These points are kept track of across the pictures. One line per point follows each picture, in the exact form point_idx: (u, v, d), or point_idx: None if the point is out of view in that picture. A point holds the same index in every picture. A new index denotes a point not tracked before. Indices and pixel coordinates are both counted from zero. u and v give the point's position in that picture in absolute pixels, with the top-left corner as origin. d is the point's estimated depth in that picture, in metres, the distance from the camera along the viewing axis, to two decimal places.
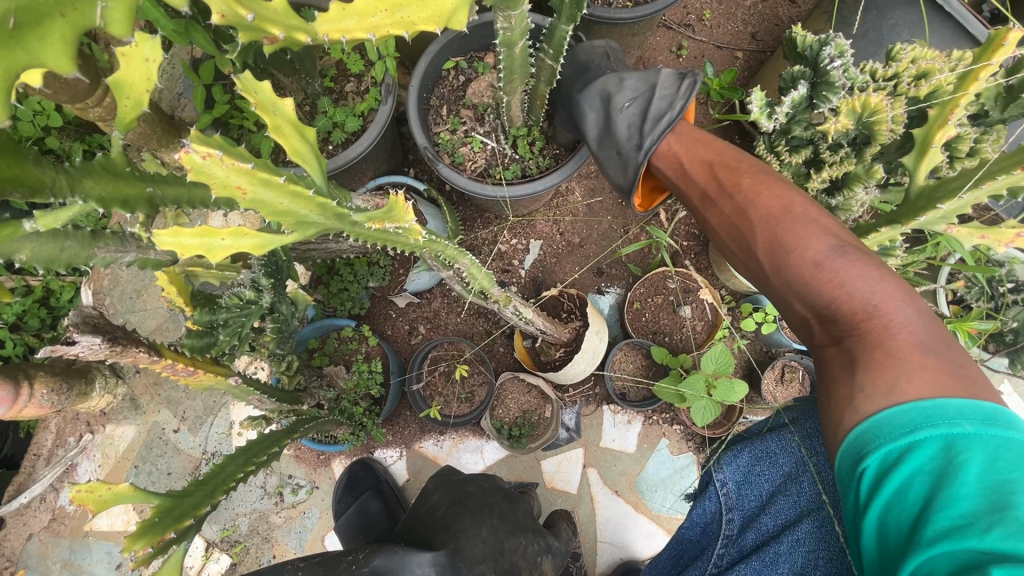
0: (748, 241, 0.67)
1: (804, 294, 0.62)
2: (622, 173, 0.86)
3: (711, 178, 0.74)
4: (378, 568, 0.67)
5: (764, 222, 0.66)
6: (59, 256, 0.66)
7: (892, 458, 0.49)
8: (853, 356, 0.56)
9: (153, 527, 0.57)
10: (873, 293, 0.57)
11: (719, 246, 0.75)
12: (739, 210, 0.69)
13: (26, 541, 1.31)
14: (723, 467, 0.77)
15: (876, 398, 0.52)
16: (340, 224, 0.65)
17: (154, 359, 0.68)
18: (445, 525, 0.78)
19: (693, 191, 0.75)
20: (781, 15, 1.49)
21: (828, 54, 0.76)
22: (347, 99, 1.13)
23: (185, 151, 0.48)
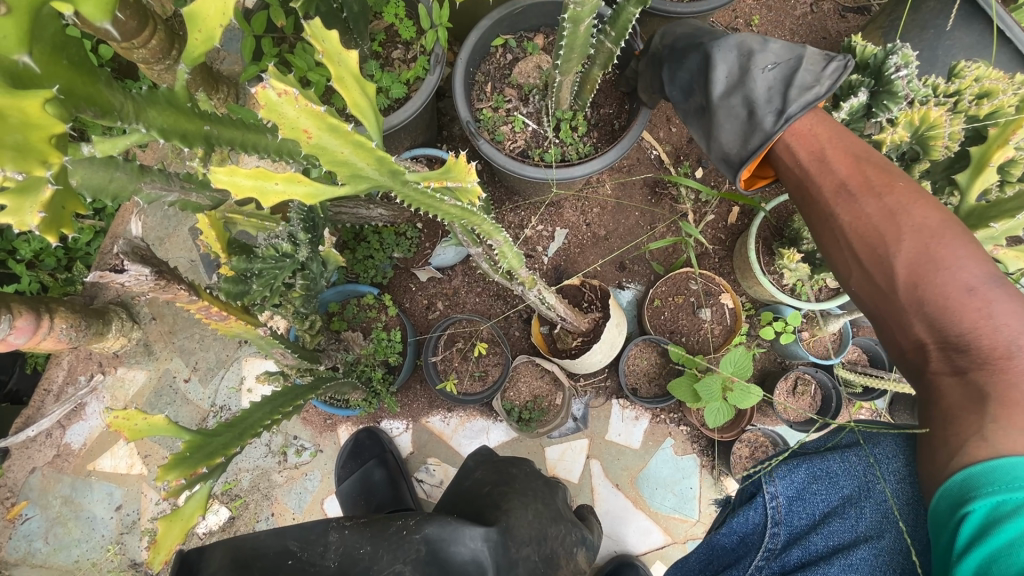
0: (890, 244, 0.59)
1: (934, 319, 0.55)
2: (740, 142, 0.75)
3: (845, 176, 0.65)
4: (429, 537, 0.68)
5: (915, 233, 0.58)
6: (107, 185, 0.66)
7: (1005, 508, 0.45)
8: (983, 390, 0.50)
9: (185, 461, 0.58)
10: (1019, 333, 0.51)
11: (836, 245, 0.65)
12: (885, 213, 0.60)
13: (29, 475, 1.31)
14: (776, 477, 0.69)
15: (1011, 432, 0.47)
16: (393, 182, 0.65)
17: (192, 299, 0.69)
18: (495, 503, 0.79)
19: (828, 182, 0.66)
20: (829, 29, 1.48)
21: (894, 63, 0.76)
22: (393, 66, 1.12)
23: (262, 86, 0.48)
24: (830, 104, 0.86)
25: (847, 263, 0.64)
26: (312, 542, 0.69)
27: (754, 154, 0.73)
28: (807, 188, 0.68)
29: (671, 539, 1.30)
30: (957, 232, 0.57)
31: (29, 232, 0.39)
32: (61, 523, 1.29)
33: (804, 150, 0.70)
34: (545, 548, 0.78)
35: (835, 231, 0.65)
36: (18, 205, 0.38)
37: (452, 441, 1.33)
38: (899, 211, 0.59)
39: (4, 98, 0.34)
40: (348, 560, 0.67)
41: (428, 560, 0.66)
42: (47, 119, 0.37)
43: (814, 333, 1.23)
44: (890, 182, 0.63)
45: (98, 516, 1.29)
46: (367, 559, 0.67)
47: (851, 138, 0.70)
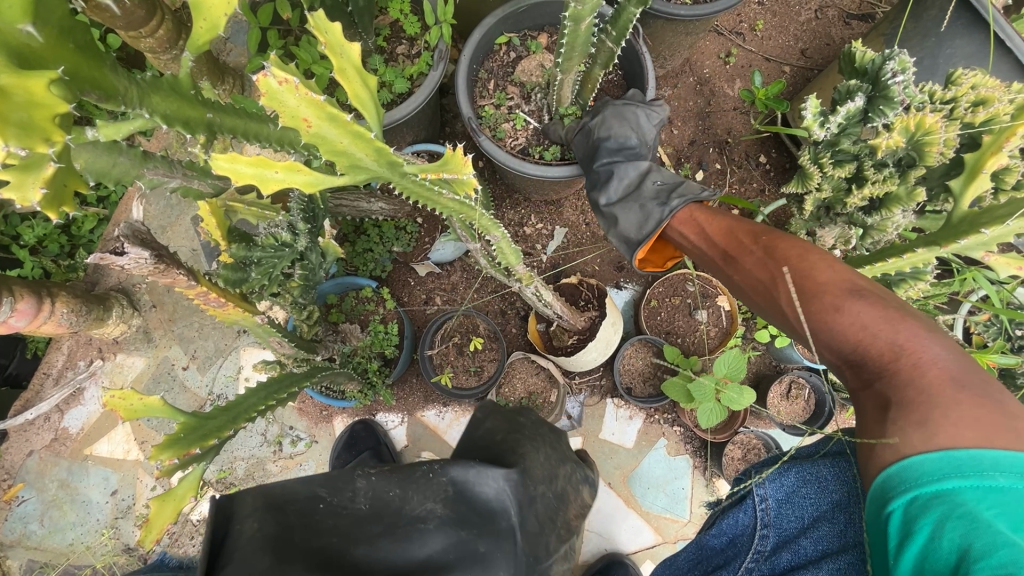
0: (771, 293, 0.65)
1: (827, 343, 0.58)
2: (637, 227, 0.87)
3: (725, 242, 0.74)
4: (456, 478, 0.63)
5: (785, 275, 0.63)
6: (110, 171, 0.67)
7: (919, 504, 0.45)
8: (886, 397, 0.51)
9: (178, 442, 0.59)
10: (895, 332, 0.53)
11: (749, 302, 0.71)
12: (763, 266, 0.67)
13: (26, 457, 1.32)
14: (765, 481, 0.66)
15: (907, 429, 0.47)
16: (390, 173, 0.66)
17: (191, 284, 0.70)
18: (510, 448, 0.71)
19: (716, 254, 0.75)
20: (833, 35, 1.49)
21: (891, 68, 0.77)
22: (397, 61, 1.13)
23: (263, 74, 0.49)
24: (829, 108, 0.88)
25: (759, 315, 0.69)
26: (340, 488, 0.61)
27: (644, 239, 0.84)
28: (707, 261, 0.76)
29: (661, 538, 1.31)
30: (819, 260, 0.62)
31: (32, 207, 0.41)
32: (57, 506, 1.30)
33: (691, 232, 0.80)
34: (557, 484, 0.73)
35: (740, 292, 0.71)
36: (21, 181, 0.40)
37: (446, 435, 1.34)
38: (770, 261, 0.66)
39: (8, 76, 0.36)
40: (379, 502, 0.61)
41: (456, 498, 0.62)
42: (50, 98, 0.38)
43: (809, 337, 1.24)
44: (758, 237, 0.70)
45: (93, 500, 1.30)
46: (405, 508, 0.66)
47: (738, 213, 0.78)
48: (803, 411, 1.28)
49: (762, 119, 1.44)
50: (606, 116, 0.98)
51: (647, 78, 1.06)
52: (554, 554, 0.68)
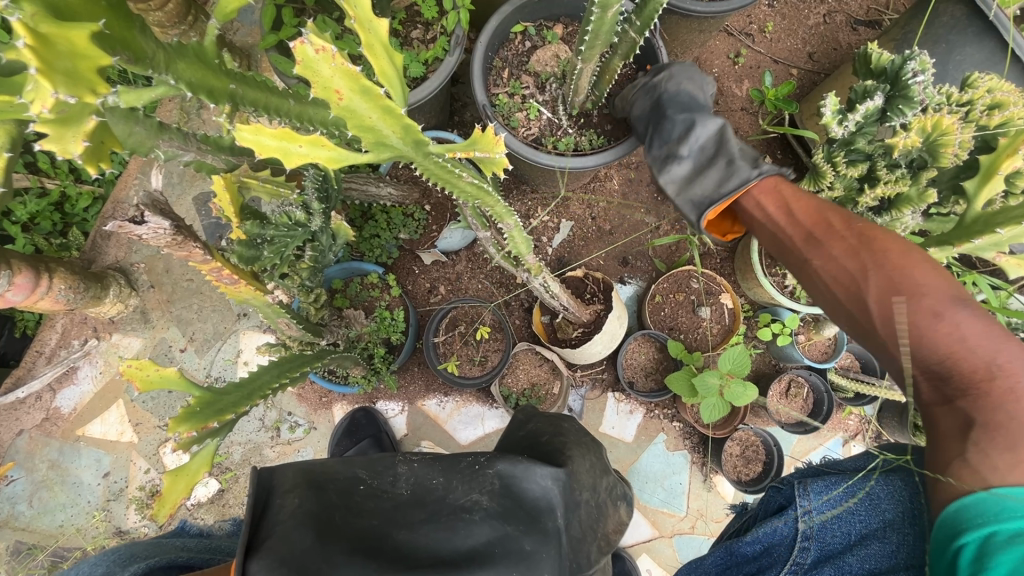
0: (863, 284, 0.59)
1: (914, 350, 0.54)
2: (717, 185, 0.81)
3: (808, 222, 0.67)
4: (502, 472, 0.66)
5: (878, 265, 0.58)
6: (126, 139, 0.66)
7: (995, 540, 0.44)
8: (972, 420, 0.49)
9: (195, 415, 0.58)
10: (994, 350, 0.51)
11: (814, 290, 0.65)
12: (854, 255, 0.61)
13: (16, 437, 1.29)
14: (810, 492, 0.64)
15: (992, 454, 0.47)
16: (414, 152, 0.65)
17: (206, 258, 0.69)
18: (558, 450, 0.74)
19: (796, 232, 0.68)
20: (841, 40, 1.50)
21: (912, 68, 0.77)
22: (412, 45, 1.12)
23: (300, 41, 0.48)
24: (844, 107, 0.88)
25: (828, 306, 0.64)
26: (381, 472, 0.68)
27: (729, 194, 0.78)
28: (778, 238, 0.71)
29: (658, 532, 1.32)
30: (921, 259, 0.57)
31: (74, 158, 0.45)
32: (48, 487, 1.28)
33: (765, 205, 0.74)
34: (599, 493, 0.75)
35: (813, 277, 0.65)
36: (61, 134, 0.43)
37: (447, 425, 1.34)
38: (866, 249, 0.60)
39: (50, 25, 0.35)
40: (421, 489, 0.66)
41: (502, 493, 0.65)
42: (94, 50, 0.38)
43: (810, 337, 1.26)
44: (850, 222, 0.64)
45: (85, 482, 1.28)
46: (440, 488, 0.66)
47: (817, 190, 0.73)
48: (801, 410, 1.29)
49: (769, 120, 1.45)
50: (676, 73, 0.96)
51: (662, 72, 1.06)
52: (596, 565, 0.71)
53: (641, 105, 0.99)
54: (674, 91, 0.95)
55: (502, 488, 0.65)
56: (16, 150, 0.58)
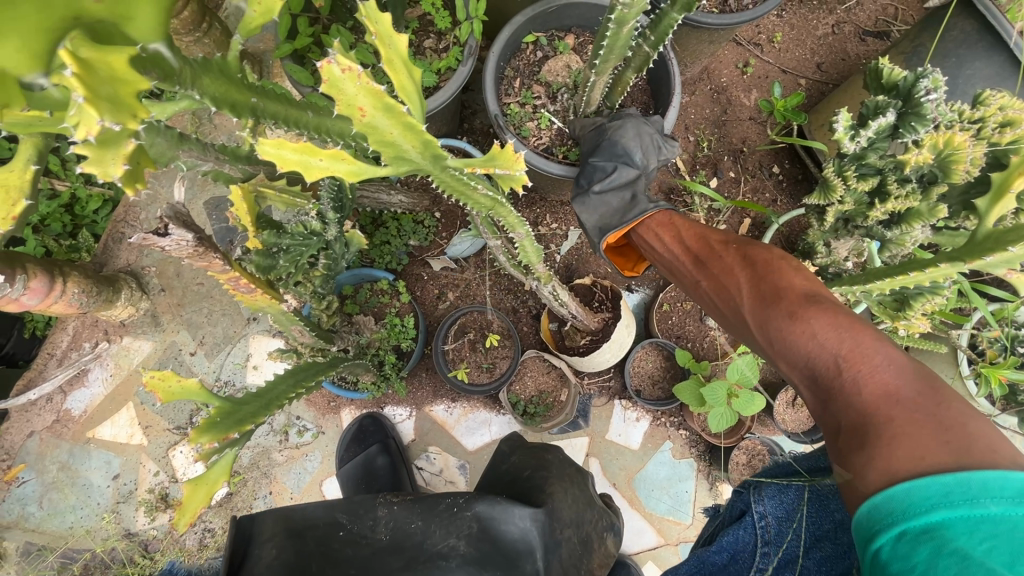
0: (739, 301, 0.71)
1: (783, 353, 0.64)
2: (618, 217, 0.94)
3: (697, 251, 0.81)
4: (480, 514, 0.75)
5: (757, 285, 0.70)
6: (147, 151, 0.67)
7: (906, 537, 0.44)
8: (838, 422, 0.55)
9: (216, 426, 0.58)
10: (841, 344, 0.58)
11: (718, 309, 0.77)
12: (734, 277, 0.73)
13: (26, 438, 1.30)
14: (764, 496, 0.66)
15: (853, 453, 0.51)
16: (433, 166, 0.67)
17: (224, 269, 0.69)
18: (538, 487, 0.83)
19: (689, 263, 0.81)
20: (849, 51, 1.51)
21: (924, 86, 0.78)
22: (425, 54, 1.13)
23: (327, 61, 0.49)
24: (855, 121, 0.89)
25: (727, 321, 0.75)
26: (361, 517, 0.77)
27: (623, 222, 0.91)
28: (679, 271, 0.84)
29: (663, 540, 1.32)
30: (790, 279, 0.68)
31: (112, 182, 0.44)
32: (58, 489, 1.28)
33: (663, 237, 0.88)
34: (580, 537, 0.82)
35: (715, 299, 0.77)
36: (101, 157, 0.43)
37: (454, 431, 1.34)
38: (743, 266, 0.73)
39: (89, 51, 0.37)
40: (399, 533, 0.75)
41: (479, 536, 0.74)
42: (130, 74, 0.39)
43: None
44: (728, 246, 0.78)
45: (95, 484, 1.29)
46: (419, 533, 0.75)
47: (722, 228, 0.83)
48: (807, 420, 1.29)
49: (777, 130, 1.46)
50: (626, 124, 0.98)
51: (673, 83, 1.07)
52: None
53: (589, 141, 1.02)
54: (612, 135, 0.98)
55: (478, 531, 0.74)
56: (42, 163, 0.59)
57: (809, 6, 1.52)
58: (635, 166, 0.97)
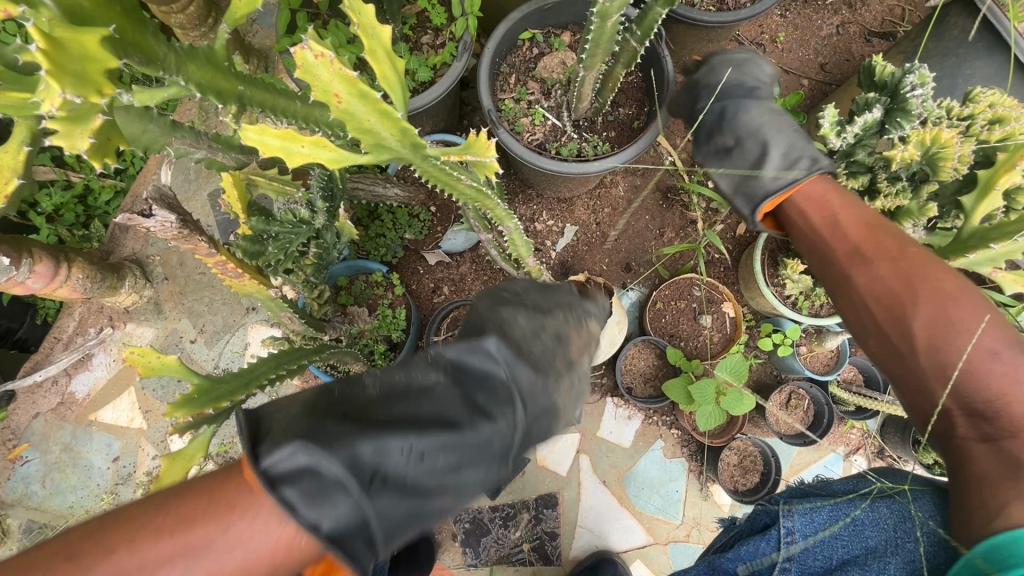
0: (910, 312, 0.58)
1: (959, 387, 0.54)
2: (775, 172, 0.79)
3: (857, 238, 0.66)
4: (446, 351, 0.57)
5: (932, 294, 0.58)
6: (140, 135, 0.70)
7: None
8: (1016, 460, 0.49)
9: (192, 401, 0.60)
10: None
11: (849, 307, 0.64)
12: (897, 275, 0.60)
13: (32, 419, 1.34)
14: (795, 513, 0.66)
15: None
16: (412, 155, 0.68)
17: (210, 252, 0.71)
18: (487, 310, 0.63)
19: (842, 247, 0.66)
20: (853, 52, 1.50)
21: (910, 82, 0.77)
22: (421, 50, 1.14)
23: (300, 47, 0.51)
24: (846, 118, 0.88)
25: (860, 322, 0.63)
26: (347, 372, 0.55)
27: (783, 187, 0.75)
28: (822, 249, 0.68)
29: (653, 539, 1.32)
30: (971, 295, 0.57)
31: (80, 152, 0.53)
32: (60, 469, 1.32)
33: (816, 214, 0.72)
34: (548, 332, 0.62)
35: (850, 294, 0.64)
36: (71, 132, 0.51)
37: None
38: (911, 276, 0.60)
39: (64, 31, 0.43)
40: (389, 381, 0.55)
41: (453, 365, 0.57)
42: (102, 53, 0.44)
43: (812, 348, 1.25)
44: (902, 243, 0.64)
45: (95, 465, 1.32)
46: (405, 378, 0.55)
47: (865, 206, 0.71)
48: (801, 422, 1.28)
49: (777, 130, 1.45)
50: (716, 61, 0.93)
51: (668, 80, 1.06)
52: (565, 389, 0.60)
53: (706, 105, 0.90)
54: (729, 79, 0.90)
55: (428, 362, 0.56)
56: (34, 145, 0.62)
57: (813, 6, 1.51)
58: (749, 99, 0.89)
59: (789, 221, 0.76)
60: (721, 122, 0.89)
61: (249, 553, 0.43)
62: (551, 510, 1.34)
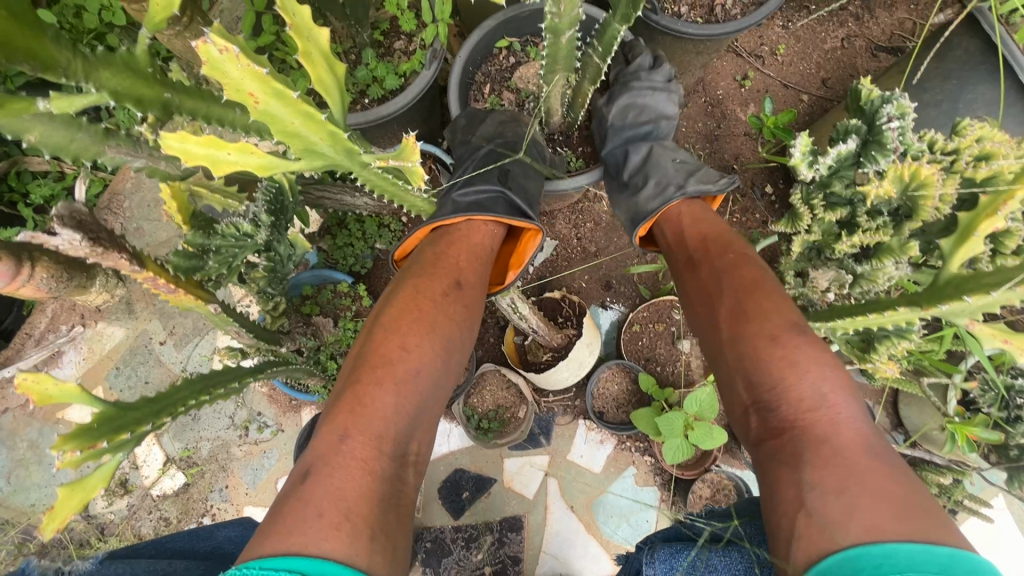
0: (716, 312, 0.78)
1: (751, 378, 0.69)
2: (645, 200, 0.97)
3: (693, 250, 0.87)
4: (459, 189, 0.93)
5: (744, 298, 0.75)
6: (67, 145, 0.67)
7: None
8: (798, 452, 0.60)
9: (89, 432, 0.57)
10: (818, 385, 0.64)
11: (690, 312, 0.84)
12: (713, 279, 0.81)
13: (1, 414, 1.34)
14: (657, 561, 0.75)
15: (829, 502, 0.54)
16: (347, 160, 0.67)
17: (134, 268, 0.68)
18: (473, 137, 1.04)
19: (682, 256, 0.89)
20: (858, 67, 1.42)
21: (888, 113, 0.74)
22: (393, 56, 1.10)
23: (203, 41, 0.47)
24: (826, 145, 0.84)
25: (696, 321, 0.82)
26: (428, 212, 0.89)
27: (655, 210, 0.94)
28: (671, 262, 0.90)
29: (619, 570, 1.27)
30: (774, 296, 0.75)
31: None
32: (24, 466, 1.32)
33: (673, 233, 0.93)
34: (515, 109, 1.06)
35: (687, 294, 0.85)
36: None
37: None
38: (728, 274, 0.80)
39: None
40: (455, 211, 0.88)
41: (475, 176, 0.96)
42: None
43: None
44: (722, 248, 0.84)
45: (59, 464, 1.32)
46: (465, 204, 0.90)
47: (712, 218, 0.92)
48: None
49: (771, 148, 1.38)
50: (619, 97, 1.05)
51: (629, 89, 1.04)
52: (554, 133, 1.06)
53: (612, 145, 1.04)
54: (628, 120, 1.04)
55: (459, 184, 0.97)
56: None
57: (818, 17, 1.43)
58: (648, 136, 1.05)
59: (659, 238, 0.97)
60: (626, 150, 1.03)
61: (477, 247, 0.87)
62: (515, 533, 1.30)
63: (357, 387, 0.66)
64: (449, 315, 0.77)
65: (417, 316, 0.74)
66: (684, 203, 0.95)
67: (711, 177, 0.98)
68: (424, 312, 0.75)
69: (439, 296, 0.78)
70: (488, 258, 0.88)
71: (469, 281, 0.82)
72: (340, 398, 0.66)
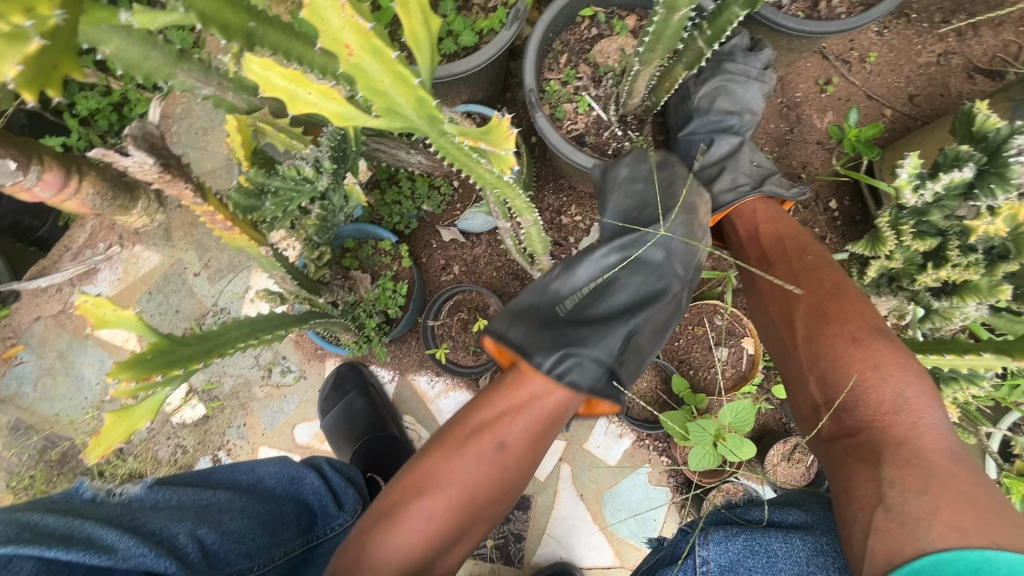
0: (792, 309, 0.75)
1: (825, 377, 0.67)
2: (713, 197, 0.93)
3: (768, 248, 0.84)
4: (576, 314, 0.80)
5: (826, 296, 0.73)
6: (141, 63, 0.64)
7: None
8: (877, 450, 0.58)
9: (143, 362, 0.55)
10: (901, 391, 0.61)
11: (758, 311, 0.82)
12: (791, 279, 0.78)
13: (33, 322, 1.35)
14: (710, 543, 0.70)
15: (910, 497, 0.52)
16: (429, 128, 0.60)
17: (196, 201, 0.66)
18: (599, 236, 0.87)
19: (755, 254, 0.86)
20: (950, 86, 1.33)
21: (1017, 144, 0.69)
22: (470, 10, 1.05)
23: None
24: (927, 170, 0.79)
25: (762, 312, 0.80)
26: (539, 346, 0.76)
27: (727, 205, 0.89)
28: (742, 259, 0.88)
29: (620, 562, 1.27)
30: (855, 296, 0.72)
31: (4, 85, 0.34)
32: (51, 375, 1.34)
33: (745, 227, 0.90)
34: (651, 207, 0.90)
35: (757, 296, 0.82)
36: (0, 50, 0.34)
37: (432, 405, 1.31)
38: (804, 286, 0.76)
39: None
40: (567, 360, 0.75)
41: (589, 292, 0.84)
42: None
43: None
44: (801, 253, 0.81)
45: (86, 378, 1.33)
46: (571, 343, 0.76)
47: (790, 222, 0.87)
48: (802, 477, 1.16)
49: (844, 162, 1.32)
50: (708, 80, 0.98)
51: (714, 73, 0.98)
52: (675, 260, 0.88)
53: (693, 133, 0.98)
54: (714, 107, 0.98)
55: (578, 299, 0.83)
56: None
57: (917, 27, 1.34)
58: (731, 128, 0.98)
59: (729, 233, 0.94)
60: (706, 139, 0.97)
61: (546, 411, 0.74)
62: (521, 512, 1.30)
63: (385, 516, 0.69)
64: (486, 473, 0.70)
65: (451, 480, 0.69)
66: (758, 201, 0.91)
67: (785, 183, 0.92)
68: (462, 459, 0.70)
69: (478, 458, 0.70)
70: (555, 421, 0.75)
71: (525, 450, 0.73)
72: (373, 519, 0.70)
